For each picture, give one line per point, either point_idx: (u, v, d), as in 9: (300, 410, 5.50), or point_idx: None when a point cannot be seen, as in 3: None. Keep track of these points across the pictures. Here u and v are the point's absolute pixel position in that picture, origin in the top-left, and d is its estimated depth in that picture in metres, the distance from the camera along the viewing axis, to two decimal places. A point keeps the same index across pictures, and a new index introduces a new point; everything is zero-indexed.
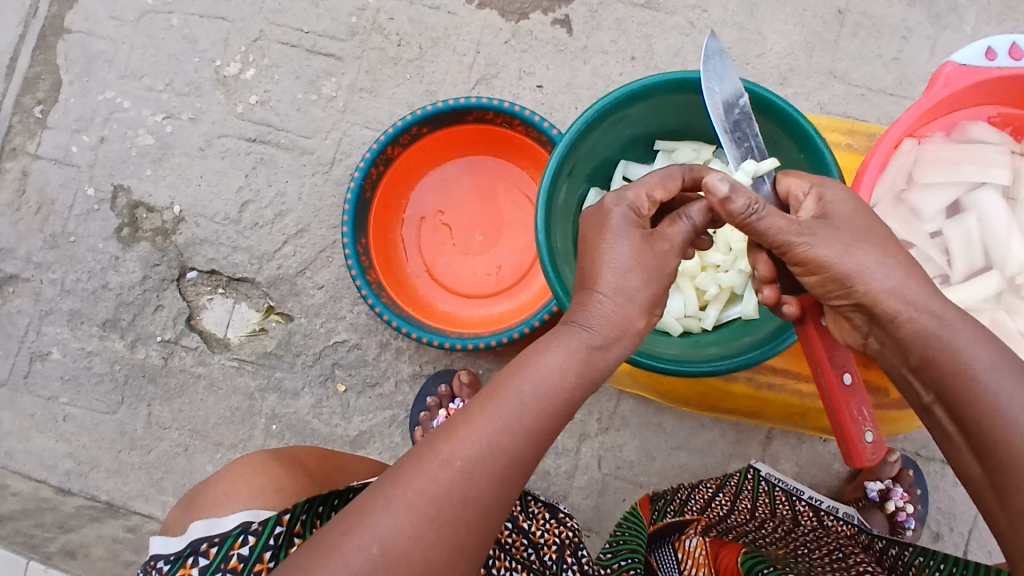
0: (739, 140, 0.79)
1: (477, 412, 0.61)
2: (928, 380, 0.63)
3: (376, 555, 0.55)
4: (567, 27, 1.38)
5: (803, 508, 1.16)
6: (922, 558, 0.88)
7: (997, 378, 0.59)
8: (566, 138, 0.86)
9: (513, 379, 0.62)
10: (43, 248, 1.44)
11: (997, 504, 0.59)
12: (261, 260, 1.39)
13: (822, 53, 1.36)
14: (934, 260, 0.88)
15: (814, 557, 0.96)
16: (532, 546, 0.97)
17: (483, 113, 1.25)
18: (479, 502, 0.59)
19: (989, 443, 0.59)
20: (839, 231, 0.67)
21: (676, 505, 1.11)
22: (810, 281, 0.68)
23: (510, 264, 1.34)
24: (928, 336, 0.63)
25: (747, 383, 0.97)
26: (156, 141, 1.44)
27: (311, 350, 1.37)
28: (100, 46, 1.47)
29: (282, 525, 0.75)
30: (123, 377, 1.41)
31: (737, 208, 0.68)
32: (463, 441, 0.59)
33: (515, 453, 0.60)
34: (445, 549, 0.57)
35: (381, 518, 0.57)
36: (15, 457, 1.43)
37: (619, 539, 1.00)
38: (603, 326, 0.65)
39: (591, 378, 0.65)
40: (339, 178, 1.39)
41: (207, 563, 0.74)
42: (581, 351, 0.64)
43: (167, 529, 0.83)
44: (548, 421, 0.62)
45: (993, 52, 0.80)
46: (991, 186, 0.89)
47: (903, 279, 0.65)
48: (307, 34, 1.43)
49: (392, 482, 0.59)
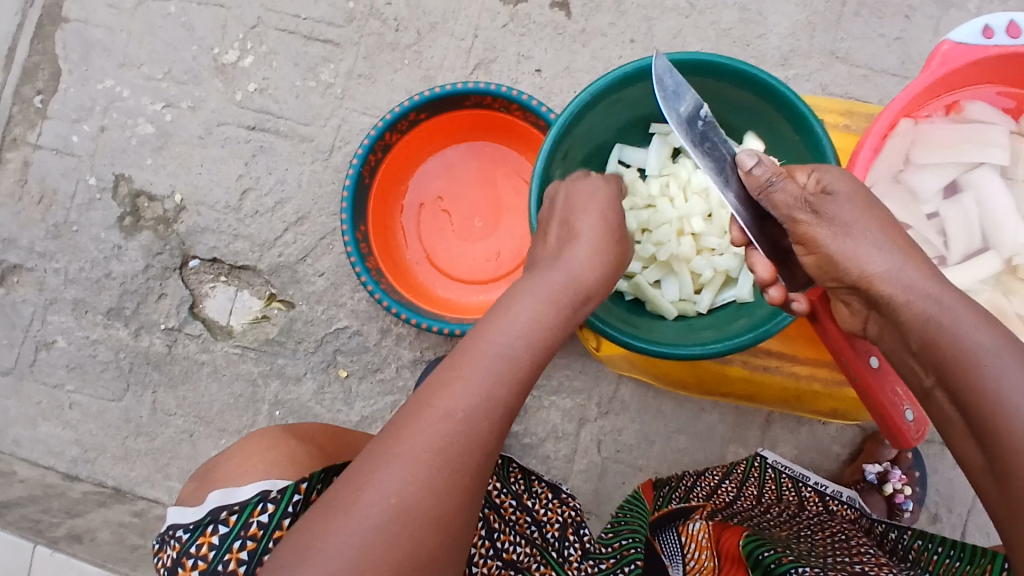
0: (710, 151, 0.72)
1: (465, 362, 0.63)
2: (929, 364, 0.63)
3: (393, 505, 0.58)
4: (565, 10, 1.37)
5: (810, 494, 1.17)
6: (920, 541, 0.91)
7: (999, 362, 0.58)
8: (559, 122, 0.86)
9: (492, 328, 0.66)
10: (46, 237, 1.45)
11: (993, 489, 0.59)
12: (262, 247, 1.40)
13: (823, 33, 1.34)
14: (932, 242, 0.87)
15: (815, 537, 0.97)
16: (535, 524, 0.98)
17: (480, 99, 1.25)
18: (480, 450, 0.61)
19: (986, 430, 0.58)
20: (840, 207, 0.67)
21: (680, 491, 1.13)
22: (810, 262, 0.71)
23: (510, 249, 1.35)
24: (927, 321, 0.63)
25: (743, 366, 0.97)
26: (155, 130, 1.44)
27: (312, 337, 1.38)
28: (98, 35, 1.47)
29: (299, 493, 0.77)
30: (128, 365, 1.42)
31: (759, 176, 0.70)
32: (459, 392, 0.61)
33: (507, 396, 0.63)
34: (456, 494, 0.60)
35: (391, 471, 0.59)
36: (23, 444, 1.45)
37: (622, 520, 1.04)
38: (568, 269, 0.72)
39: (567, 318, 0.69)
40: (338, 166, 1.39)
41: (226, 531, 0.75)
42: (553, 297, 0.69)
43: (182, 501, 0.85)
44: (535, 362, 0.65)
45: (991, 30, 0.80)
46: (989, 166, 0.88)
47: (900, 262, 0.65)
48: (304, 20, 1.42)
49: (393, 440, 0.60)
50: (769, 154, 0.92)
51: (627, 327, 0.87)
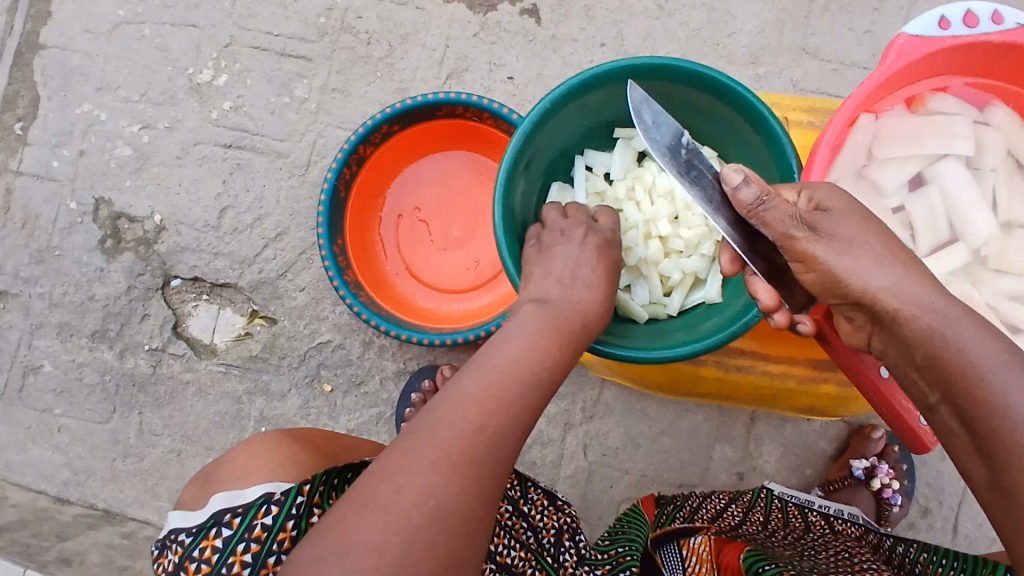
0: (696, 179, 0.72)
1: (495, 379, 0.66)
2: (934, 379, 0.62)
3: (431, 508, 0.57)
4: (535, 16, 1.38)
5: (816, 519, 1.14)
6: (926, 554, 0.93)
7: (1004, 376, 0.57)
8: (520, 131, 0.86)
9: (517, 352, 0.69)
10: (30, 262, 1.46)
11: (999, 506, 0.58)
12: (242, 264, 1.40)
13: (792, 29, 1.34)
14: (898, 236, 0.86)
15: (821, 557, 0.96)
16: (530, 529, 0.96)
17: (452, 108, 1.26)
18: (504, 460, 0.62)
19: (992, 444, 0.57)
20: (839, 224, 0.66)
21: (685, 512, 1.10)
22: (809, 279, 0.69)
23: (489, 257, 1.35)
24: (931, 334, 0.62)
25: (717, 366, 0.96)
26: (134, 152, 1.45)
27: (295, 352, 1.38)
28: (75, 60, 1.48)
29: (303, 494, 0.76)
30: (114, 387, 1.43)
31: (745, 199, 0.68)
32: (491, 407, 0.63)
33: (529, 418, 0.66)
34: (483, 503, 0.60)
35: (428, 474, 0.58)
36: (14, 469, 1.45)
37: (618, 530, 1.07)
38: (581, 308, 0.75)
39: (575, 353, 0.73)
40: (315, 180, 1.40)
41: (231, 533, 0.74)
42: (563, 323, 0.73)
43: (182, 505, 0.84)
44: (548, 383, 0.69)
45: (947, 21, 0.79)
46: (953, 158, 0.87)
47: (902, 276, 0.64)
48: (277, 37, 1.43)
49: (424, 441, 0.60)
50: (731, 154, 0.92)
51: (615, 339, 0.85)
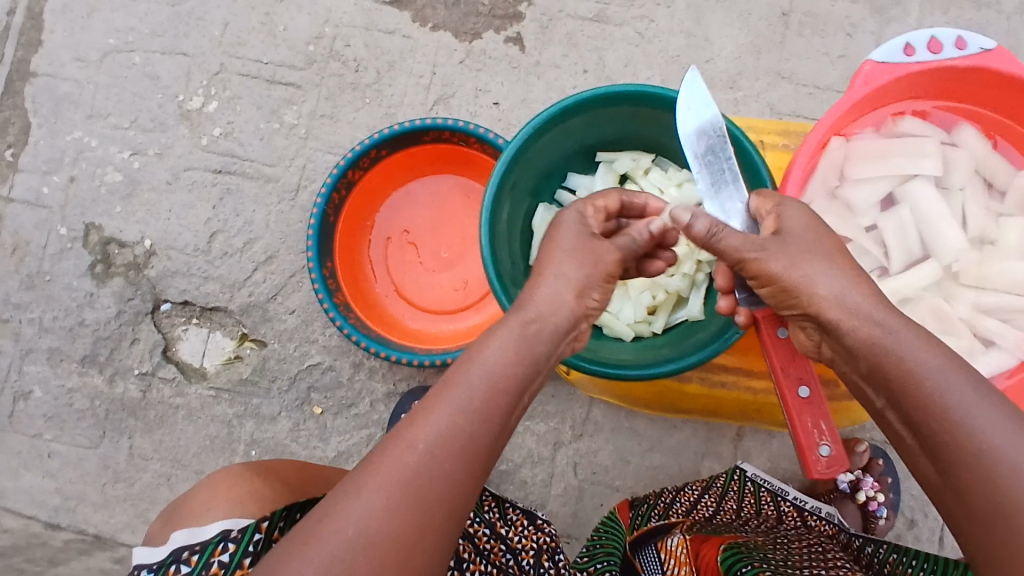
0: (711, 163, 0.79)
1: (437, 399, 0.64)
2: (880, 385, 0.66)
3: (351, 537, 0.58)
4: (519, 43, 1.41)
5: (787, 509, 1.18)
6: (895, 555, 0.96)
7: (940, 378, 0.62)
8: (505, 155, 0.88)
9: (465, 364, 0.66)
10: (20, 288, 1.47)
11: (950, 501, 0.61)
12: (233, 288, 1.41)
13: (769, 53, 1.38)
14: (872, 253, 0.89)
15: (793, 546, 1.00)
16: (509, 551, 1.00)
17: (438, 133, 1.28)
18: (444, 479, 0.61)
19: (936, 442, 0.61)
20: (790, 244, 0.71)
21: (659, 509, 1.16)
22: (765, 293, 0.73)
23: (476, 278, 1.37)
24: (874, 344, 0.66)
25: (700, 383, 0.98)
26: (124, 178, 1.47)
27: (285, 375, 1.39)
28: (65, 88, 1.50)
29: (260, 532, 0.79)
30: (104, 412, 1.43)
31: (699, 231, 0.75)
32: (424, 425, 0.62)
33: (477, 427, 0.63)
34: (416, 526, 0.59)
35: (354, 503, 0.59)
36: (4, 496, 1.44)
37: (597, 544, 1.09)
38: (538, 307, 0.71)
39: (538, 353, 0.69)
40: (304, 204, 1.41)
41: (189, 570, 0.78)
42: (524, 332, 0.69)
43: (149, 540, 0.87)
44: (500, 395, 0.65)
45: (911, 47, 0.83)
46: (922, 177, 0.90)
47: (849, 290, 0.68)
48: (266, 65, 1.45)
49: (360, 472, 0.62)
50: None
51: (587, 353, 0.88)
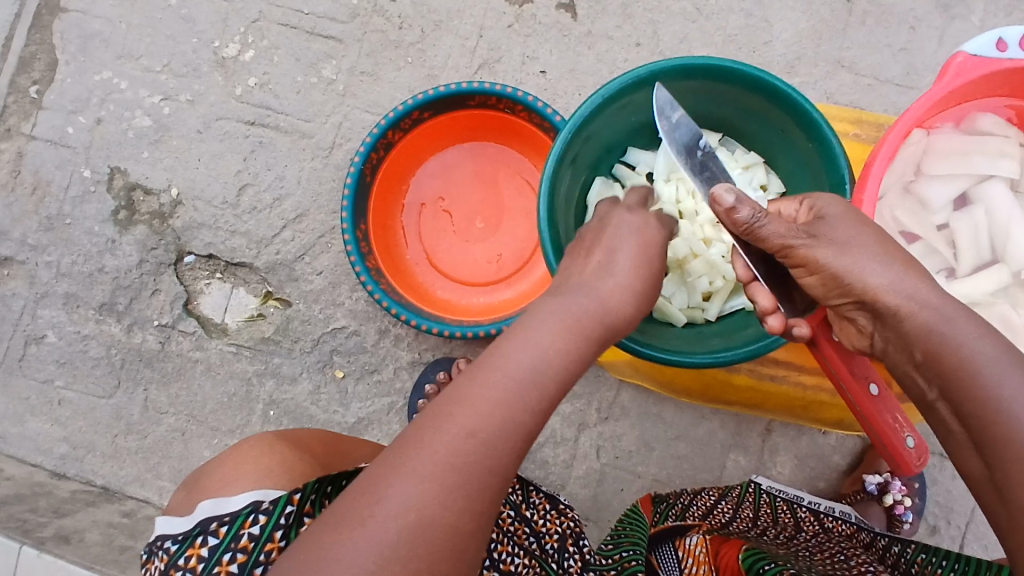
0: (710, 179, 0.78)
1: (493, 379, 0.60)
2: (932, 375, 0.62)
3: (396, 524, 0.54)
4: (571, 11, 1.36)
5: (805, 514, 1.14)
6: (924, 555, 0.88)
7: (998, 372, 0.57)
8: (571, 122, 0.84)
9: (520, 345, 0.63)
10: (38, 230, 1.43)
11: (996, 500, 0.56)
12: (259, 244, 1.38)
13: (830, 41, 1.34)
14: (941, 254, 0.87)
15: (816, 557, 0.95)
16: (533, 535, 0.97)
17: (485, 99, 1.24)
18: (497, 466, 0.58)
19: (988, 441, 0.57)
20: (836, 227, 0.67)
21: (677, 509, 1.10)
22: (812, 283, 0.68)
23: (511, 251, 1.33)
24: (930, 331, 0.62)
25: (751, 374, 0.98)
26: (153, 123, 1.42)
27: (309, 337, 1.36)
28: (96, 25, 1.45)
29: (294, 504, 0.75)
30: (120, 361, 1.40)
31: (741, 217, 0.68)
32: (477, 405, 0.59)
33: (515, 410, 0.60)
34: (466, 514, 0.56)
35: (398, 486, 0.55)
36: (10, 440, 1.42)
37: (621, 533, 1.01)
38: (596, 297, 0.70)
39: (590, 341, 0.67)
40: (339, 163, 1.37)
41: (216, 543, 0.73)
42: (579, 318, 0.67)
43: (171, 509, 0.83)
44: (554, 380, 0.63)
45: (1004, 42, 0.79)
46: (998, 178, 0.87)
47: (902, 276, 0.65)
48: (307, 16, 1.40)
49: (401, 452, 0.58)
50: (779, 161, 0.92)
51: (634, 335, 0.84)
